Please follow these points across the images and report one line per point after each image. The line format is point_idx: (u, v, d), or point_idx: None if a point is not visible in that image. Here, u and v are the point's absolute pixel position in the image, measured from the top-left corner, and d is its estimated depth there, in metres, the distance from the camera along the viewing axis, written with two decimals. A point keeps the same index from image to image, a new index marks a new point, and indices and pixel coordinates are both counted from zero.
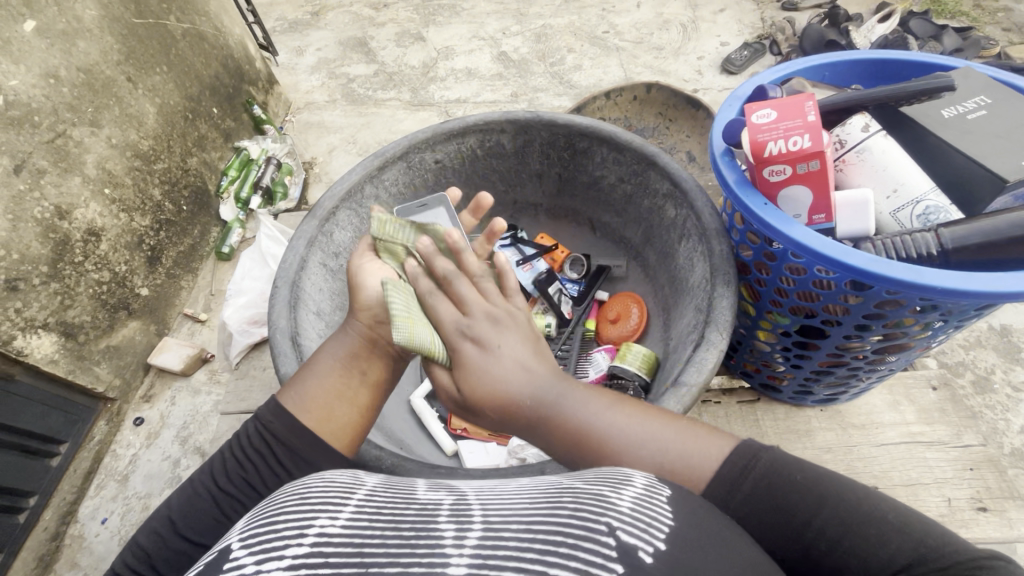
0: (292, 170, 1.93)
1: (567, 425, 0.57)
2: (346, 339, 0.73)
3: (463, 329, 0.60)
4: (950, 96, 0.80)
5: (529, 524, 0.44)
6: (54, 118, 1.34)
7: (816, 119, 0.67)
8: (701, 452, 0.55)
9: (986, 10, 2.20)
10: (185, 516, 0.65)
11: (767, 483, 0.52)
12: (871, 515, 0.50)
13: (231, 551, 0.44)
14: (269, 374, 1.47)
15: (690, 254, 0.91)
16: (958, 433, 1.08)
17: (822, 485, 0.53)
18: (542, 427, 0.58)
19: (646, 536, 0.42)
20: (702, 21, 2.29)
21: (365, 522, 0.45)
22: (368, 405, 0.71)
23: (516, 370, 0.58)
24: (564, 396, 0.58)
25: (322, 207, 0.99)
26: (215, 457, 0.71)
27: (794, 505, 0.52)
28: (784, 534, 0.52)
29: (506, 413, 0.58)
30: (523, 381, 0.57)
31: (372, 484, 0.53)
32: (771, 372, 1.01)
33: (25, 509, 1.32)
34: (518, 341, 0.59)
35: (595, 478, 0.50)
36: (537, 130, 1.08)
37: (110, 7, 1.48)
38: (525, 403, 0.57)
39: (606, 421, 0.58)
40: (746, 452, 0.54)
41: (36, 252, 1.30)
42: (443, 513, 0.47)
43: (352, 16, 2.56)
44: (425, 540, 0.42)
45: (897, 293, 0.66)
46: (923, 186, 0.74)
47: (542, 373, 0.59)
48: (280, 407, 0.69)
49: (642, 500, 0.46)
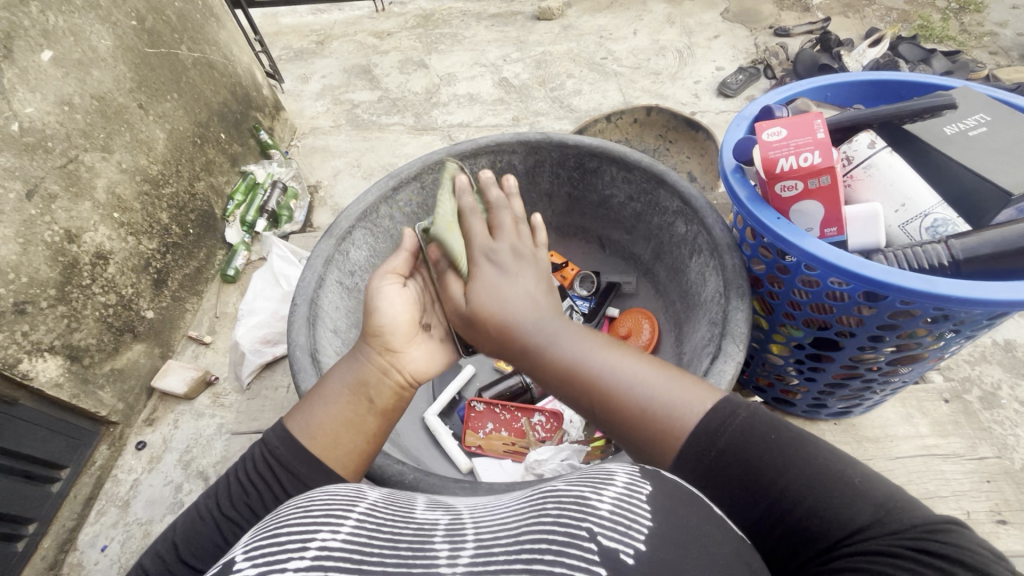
0: (297, 195, 1.98)
1: (561, 355, 0.62)
2: (356, 363, 0.73)
3: (489, 254, 0.69)
4: (952, 114, 0.83)
5: (517, 534, 0.44)
6: (67, 144, 1.37)
7: (825, 136, 0.70)
8: (685, 402, 0.56)
9: (972, 35, 2.28)
10: (188, 541, 0.64)
11: (742, 438, 0.52)
12: (835, 476, 0.49)
13: (235, 562, 0.43)
14: (280, 396, 1.47)
15: (702, 270, 0.93)
16: (972, 446, 1.08)
17: (799, 445, 0.52)
18: (534, 353, 0.63)
19: (626, 539, 0.42)
20: (697, 47, 2.36)
21: (365, 537, 0.45)
22: (375, 433, 0.71)
23: (518, 299, 0.65)
24: (562, 330, 0.63)
25: (339, 226, 1.01)
26: (218, 481, 0.70)
27: (765, 462, 0.51)
28: (751, 489, 0.51)
29: (505, 333, 0.64)
30: (528, 305, 0.64)
31: (373, 498, 0.53)
32: (784, 386, 1.02)
33: (24, 537, 1.30)
34: (533, 275, 0.68)
35: (577, 478, 0.49)
36: (548, 150, 1.11)
37: (123, 37, 1.53)
38: (524, 324, 0.63)
39: (595, 356, 0.61)
40: (725, 410, 0.54)
41: (45, 276, 1.31)
42: (439, 533, 0.47)
43: (356, 45, 2.63)
44: (421, 560, 0.43)
45: (910, 303, 0.68)
46: (930, 200, 0.76)
47: (545, 307, 0.65)
48: (286, 431, 0.69)
49: (623, 500, 0.45)
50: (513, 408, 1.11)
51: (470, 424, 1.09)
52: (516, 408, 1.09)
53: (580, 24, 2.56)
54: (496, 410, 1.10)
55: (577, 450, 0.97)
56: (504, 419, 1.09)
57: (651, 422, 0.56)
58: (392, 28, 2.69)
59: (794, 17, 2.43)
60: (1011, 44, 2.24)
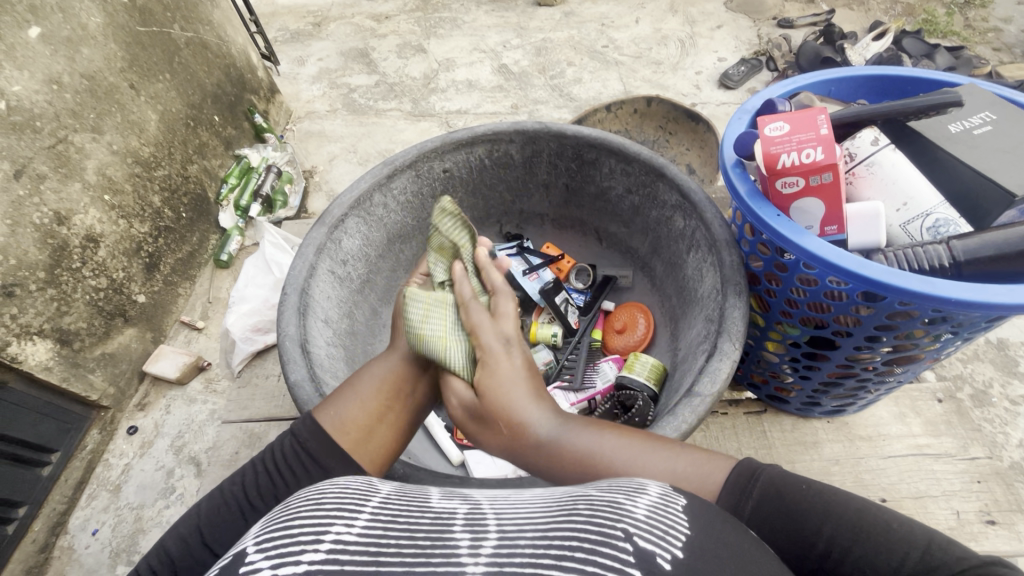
0: (292, 179, 1.94)
1: (574, 454, 0.60)
2: (393, 361, 0.74)
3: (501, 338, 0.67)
4: (957, 112, 0.82)
5: (545, 531, 0.42)
6: (56, 124, 1.33)
7: (828, 132, 0.69)
8: (703, 474, 0.56)
9: (976, 30, 2.25)
10: (213, 526, 0.61)
11: (775, 493, 0.53)
12: (876, 521, 0.49)
13: (247, 553, 0.41)
14: (271, 383, 1.44)
15: (699, 266, 0.92)
16: (964, 446, 1.08)
17: (826, 492, 0.52)
18: (549, 454, 0.61)
19: (663, 544, 0.41)
20: (700, 37, 2.33)
21: (380, 530, 0.43)
22: (405, 429, 0.71)
23: (526, 395, 0.63)
24: (566, 426, 0.62)
25: (332, 214, 0.99)
26: (244, 467, 0.67)
27: (804, 511, 0.51)
28: (794, 541, 0.51)
29: (519, 434, 0.62)
30: (530, 407, 0.62)
31: (386, 492, 0.51)
32: (778, 383, 1.02)
33: (14, 520, 1.29)
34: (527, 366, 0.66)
35: (608, 487, 0.49)
36: (546, 140, 1.09)
37: (114, 15, 1.48)
38: (534, 416, 0.62)
39: (605, 446, 0.60)
40: (747, 469, 0.55)
41: (34, 258, 1.28)
42: (458, 521, 0.45)
43: (353, 27, 2.58)
44: (441, 549, 0.41)
45: (909, 304, 0.67)
46: (932, 200, 0.75)
47: (552, 409, 0.64)
48: (318, 426, 0.67)
49: (658, 508, 0.45)
50: None
51: None
52: None
53: (582, 11, 2.52)
54: None
55: None
56: None
57: None
58: (390, 11, 2.64)
59: (799, 9, 2.39)
60: (1015, 40, 2.21)
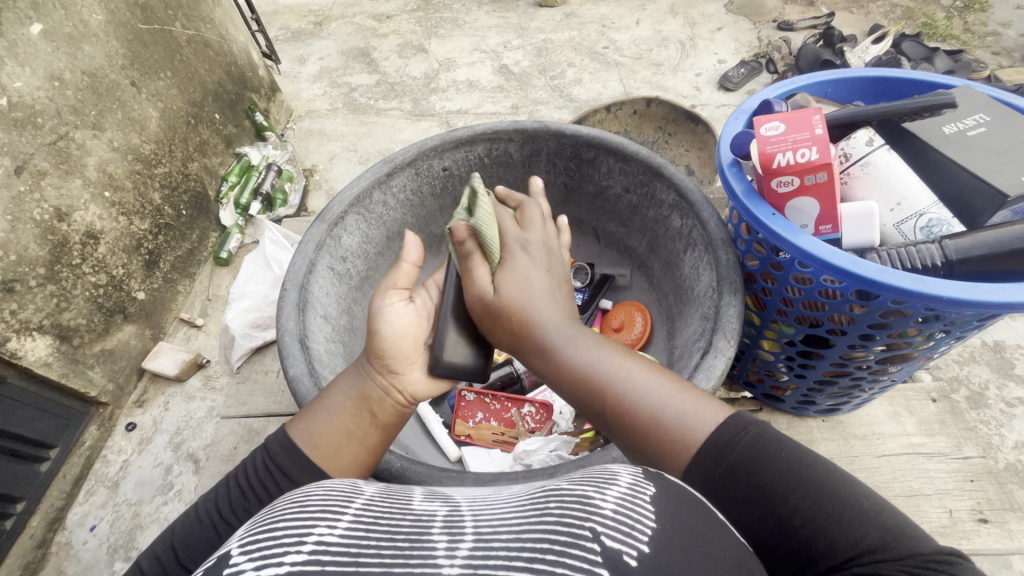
0: (292, 177, 1.94)
1: (576, 366, 0.63)
2: (359, 377, 0.71)
3: (522, 241, 0.75)
4: (951, 113, 0.82)
5: (518, 532, 0.43)
6: (58, 121, 1.34)
7: (823, 132, 0.69)
8: (695, 415, 0.56)
9: (976, 34, 2.26)
10: (186, 543, 0.62)
11: (752, 455, 0.52)
12: (845, 501, 0.49)
13: (232, 555, 0.42)
14: (270, 379, 1.46)
15: (696, 264, 0.92)
16: (957, 445, 1.09)
17: (803, 465, 0.51)
18: (549, 357, 0.65)
19: (629, 540, 0.42)
20: (700, 39, 2.34)
21: (362, 532, 0.44)
22: (376, 447, 0.69)
23: (541, 291, 0.69)
24: (577, 335, 0.65)
25: (332, 211, 1.00)
26: (218, 483, 0.68)
27: (777, 477, 0.51)
28: (757, 509, 0.51)
29: (525, 334, 0.67)
30: (544, 307, 0.67)
31: (370, 493, 0.52)
32: (774, 381, 1.02)
33: (12, 515, 1.30)
34: (545, 274, 0.71)
35: (580, 478, 0.49)
36: (544, 140, 1.10)
37: (116, 13, 1.49)
38: (546, 311, 0.67)
39: (605, 364, 0.63)
40: (736, 425, 0.54)
41: (34, 254, 1.29)
42: (437, 524, 0.46)
43: (354, 27, 2.59)
44: (418, 552, 0.42)
45: (902, 302, 0.68)
46: (925, 200, 0.76)
47: (562, 312, 0.68)
48: (289, 439, 0.67)
49: (626, 500, 0.45)
50: (503, 398, 1.09)
51: (460, 413, 1.09)
52: (507, 399, 1.08)
53: (583, 12, 2.53)
54: (486, 400, 1.09)
55: (567, 442, 0.97)
56: (494, 410, 1.08)
57: (663, 435, 0.56)
58: (392, 11, 2.65)
59: (798, 12, 2.41)
60: (1014, 44, 2.22)
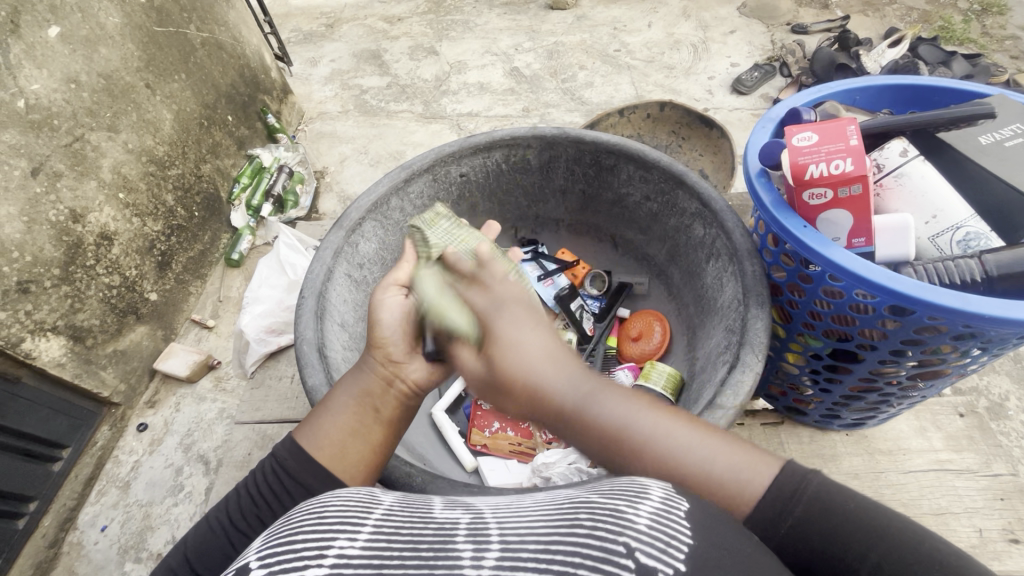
0: (304, 179, 1.94)
1: (605, 428, 0.55)
2: (360, 373, 0.71)
3: (496, 302, 0.63)
4: (988, 123, 0.80)
5: (547, 542, 0.42)
6: (73, 122, 1.34)
7: (858, 143, 0.68)
8: (745, 472, 0.53)
9: (994, 38, 2.23)
10: (199, 552, 0.61)
11: (818, 512, 0.49)
12: (862, 522, 0.48)
13: (250, 568, 0.41)
14: (284, 385, 1.44)
15: (719, 275, 0.91)
16: (986, 462, 1.06)
17: (831, 496, 0.50)
18: (572, 428, 0.56)
19: (666, 557, 0.40)
20: (712, 42, 2.32)
21: (384, 543, 0.43)
22: (383, 445, 0.68)
23: (542, 354, 0.57)
24: (597, 393, 0.56)
25: (349, 218, 0.99)
26: (230, 492, 0.67)
27: (843, 534, 0.48)
28: (794, 545, 0.50)
29: (535, 402, 0.57)
30: (551, 366, 0.57)
31: (389, 503, 0.51)
32: (798, 395, 1.00)
33: (24, 515, 1.30)
34: (543, 330, 0.59)
35: (609, 491, 0.47)
36: (564, 146, 1.09)
37: (132, 15, 1.49)
38: (555, 378, 0.56)
39: (645, 422, 0.56)
40: (794, 480, 0.51)
41: (49, 255, 1.29)
42: (460, 532, 0.45)
43: (365, 29, 2.59)
44: (444, 561, 0.41)
45: (938, 319, 0.65)
46: (963, 213, 0.74)
47: (575, 370, 0.58)
48: (295, 446, 0.65)
49: (661, 515, 0.43)
50: None
51: (477, 422, 1.09)
52: None
53: (594, 14, 2.51)
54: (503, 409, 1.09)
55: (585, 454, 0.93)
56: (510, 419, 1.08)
57: (714, 498, 0.52)
58: (403, 13, 2.65)
59: (812, 15, 2.39)
60: None
